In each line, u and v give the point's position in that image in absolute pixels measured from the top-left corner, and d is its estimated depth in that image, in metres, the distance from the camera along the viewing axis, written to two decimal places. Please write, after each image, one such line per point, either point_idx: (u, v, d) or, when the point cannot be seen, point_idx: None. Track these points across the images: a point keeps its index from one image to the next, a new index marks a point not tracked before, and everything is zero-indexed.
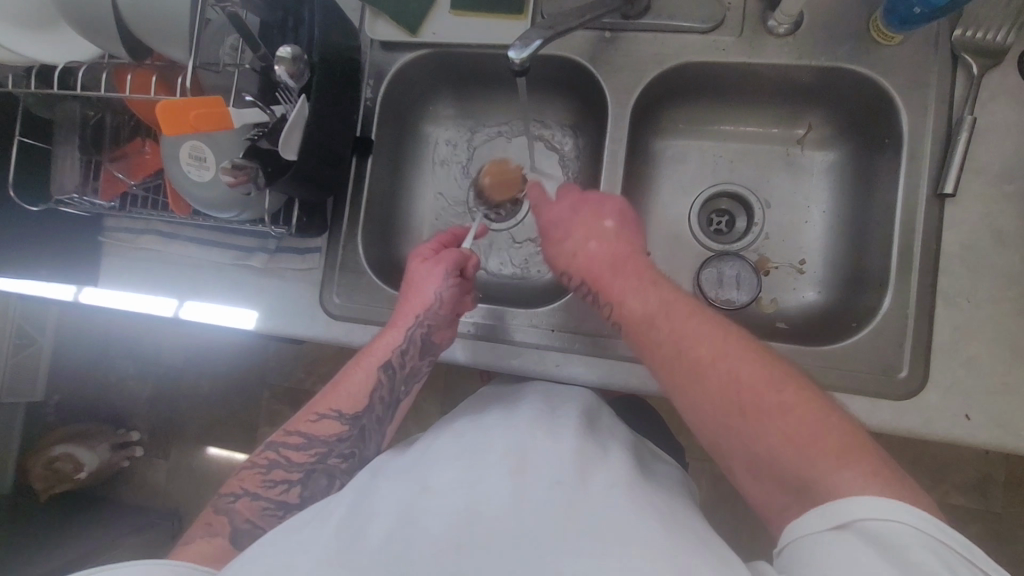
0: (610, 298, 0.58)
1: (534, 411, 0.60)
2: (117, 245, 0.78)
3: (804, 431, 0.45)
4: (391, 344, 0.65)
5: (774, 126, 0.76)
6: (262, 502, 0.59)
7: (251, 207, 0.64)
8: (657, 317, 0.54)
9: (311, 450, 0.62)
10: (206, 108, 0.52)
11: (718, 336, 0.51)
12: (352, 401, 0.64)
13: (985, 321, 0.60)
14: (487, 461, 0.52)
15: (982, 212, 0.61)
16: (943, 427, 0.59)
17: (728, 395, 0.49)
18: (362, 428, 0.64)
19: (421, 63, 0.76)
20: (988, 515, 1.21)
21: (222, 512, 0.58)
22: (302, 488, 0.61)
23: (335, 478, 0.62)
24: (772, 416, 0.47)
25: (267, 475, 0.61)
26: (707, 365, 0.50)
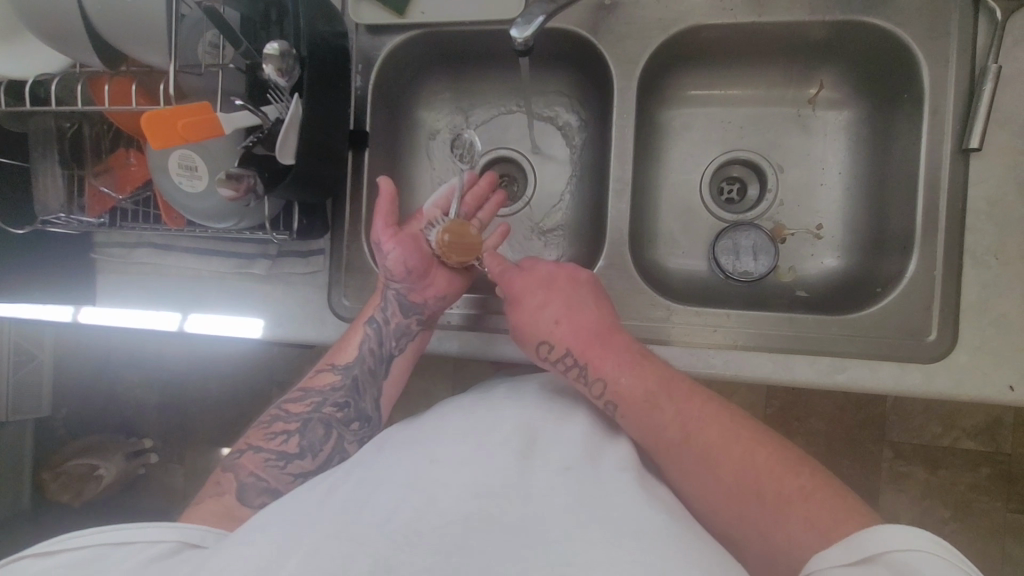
0: (601, 373, 0.57)
1: (543, 394, 0.59)
2: (111, 261, 0.75)
3: (819, 508, 0.47)
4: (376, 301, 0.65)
5: (783, 87, 0.73)
6: (263, 454, 0.60)
7: (248, 215, 0.61)
8: (659, 396, 0.54)
9: (308, 400, 0.63)
10: (194, 115, 0.49)
11: (718, 426, 0.53)
12: (346, 352, 0.65)
13: (1013, 278, 0.59)
14: (497, 440, 0.50)
15: (1009, 164, 0.59)
16: (974, 387, 0.59)
17: (738, 483, 0.50)
18: (353, 377, 0.64)
19: (412, 45, 0.72)
20: (999, 456, 1.23)
21: (229, 469, 0.59)
22: (301, 438, 0.61)
23: (332, 428, 0.62)
24: (779, 503, 0.48)
25: (269, 428, 0.62)
26: (716, 450, 0.51)
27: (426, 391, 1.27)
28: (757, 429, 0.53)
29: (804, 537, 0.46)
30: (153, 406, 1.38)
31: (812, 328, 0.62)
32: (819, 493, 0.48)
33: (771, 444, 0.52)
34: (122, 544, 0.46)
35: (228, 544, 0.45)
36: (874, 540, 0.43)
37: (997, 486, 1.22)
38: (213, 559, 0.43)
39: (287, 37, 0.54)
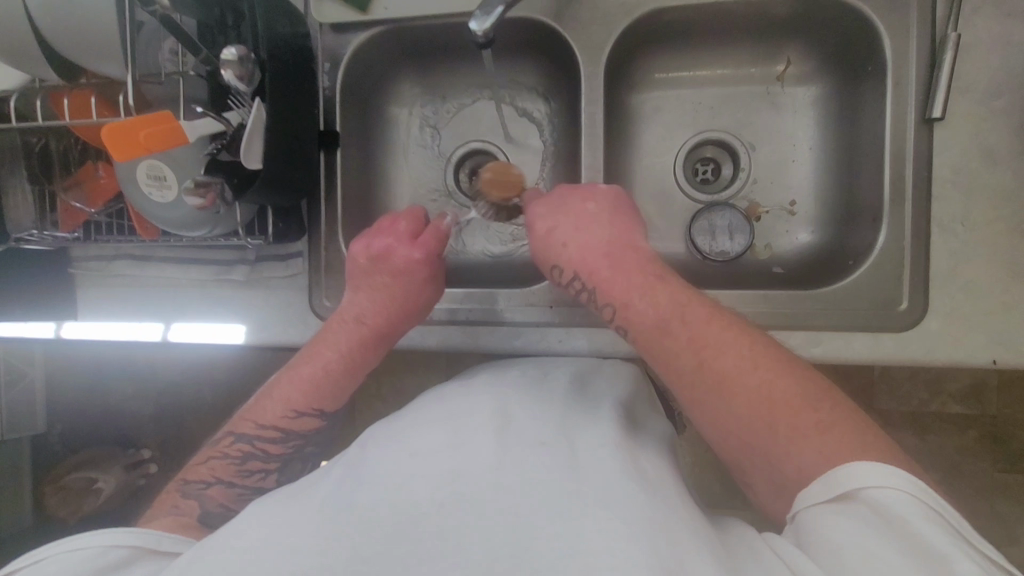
0: (611, 296, 0.56)
1: (523, 379, 0.60)
2: (91, 275, 0.75)
3: (839, 443, 0.45)
4: (365, 343, 0.64)
5: (752, 65, 0.74)
6: (238, 488, 0.62)
7: (222, 223, 0.61)
8: (672, 322, 0.52)
9: (289, 442, 0.64)
10: (154, 125, 0.49)
11: (736, 354, 0.49)
12: (334, 400, 0.64)
13: (981, 244, 0.59)
14: (476, 426, 0.51)
15: (972, 132, 0.60)
16: (947, 352, 0.60)
17: (756, 407, 0.48)
18: (335, 419, 0.66)
19: (379, 41, 0.72)
20: (984, 418, 1.25)
21: (190, 497, 0.60)
22: (281, 475, 0.64)
23: (309, 462, 0.66)
24: (795, 420, 0.46)
25: (243, 465, 0.62)
26: (733, 380, 0.49)
27: (420, 385, 1.28)
28: (783, 359, 0.50)
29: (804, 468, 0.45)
30: (149, 416, 1.38)
31: (787, 304, 0.64)
32: (836, 429, 0.46)
33: (786, 366, 0.49)
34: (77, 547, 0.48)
35: (209, 544, 0.46)
36: (854, 476, 0.43)
37: (985, 447, 1.25)
38: (193, 564, 0.44)
39: (246, 41, 0.53)
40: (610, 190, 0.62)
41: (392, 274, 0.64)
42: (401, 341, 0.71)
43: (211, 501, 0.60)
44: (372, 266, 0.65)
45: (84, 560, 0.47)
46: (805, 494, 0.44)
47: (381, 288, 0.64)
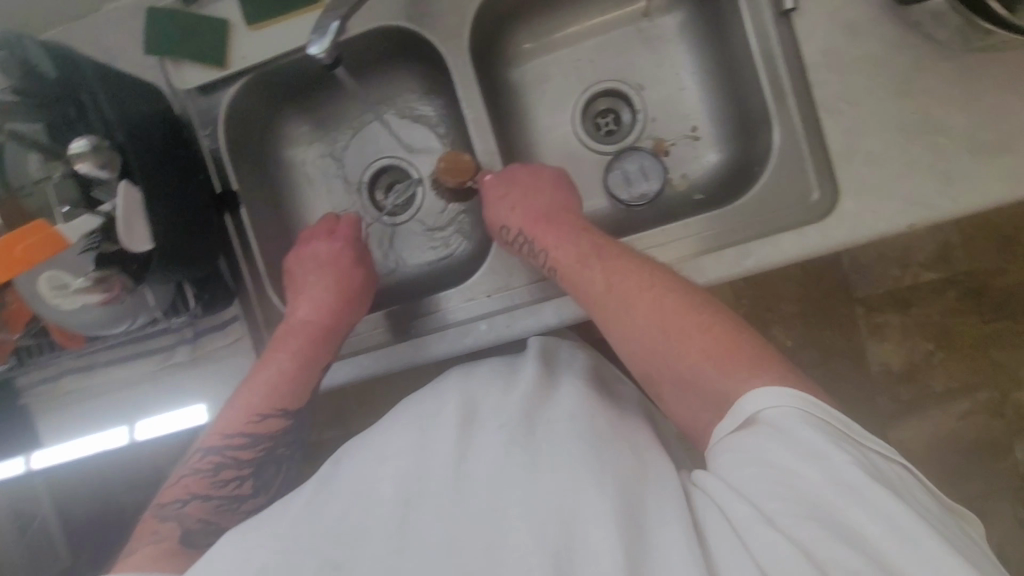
0: (544, 245, 0.64)
1: (486, 372, 0.59)
2: (43, 399, 0.75)
3: (723, 347, 0.51)
4: (317, 335, 0.66)
5: (616, 10, 0.74)
6: (214, 501, 0.61)
7: (139, 312, 0.60)
8: (588, 258, 0.60)
9: (259, 446, 0.63)
10: (31, 237, 0.48)
11: (636, 278, 0.57)
12: (295, 397, 0.65)
13: (868, 114, 0.60)
14: (438, 421, 0.51)
15: (829, 12, 0.61)
16: (873, 227, 0.60)
17: (657, 320, 0.54)
18: (302, 421, 0.66)
19: (250, 91, 0.71)
20: (958, 276, 1.27)
21: (169, 519, 0.58)
22: (255, 480, 0.63)
23: (283, 465, 0.65)
24: (675, 337, 0.53)
25: (216, 476, 0.61)
26: (633, 297, 0.56)
27: None
28: (686, 285, 0.56)
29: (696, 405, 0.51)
30: None
31: (707, 226, 0.65)
32: (716, 328, 0.52)
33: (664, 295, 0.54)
34: None
35: None
36: (750, 403, 0.46)
37: (966, 303, 1.27)
38: None
39: (96, 129, 0.51)
40: (554, 173, 0.70)
41: (327, 272, 0.69)
42: (356, 374, 0.70)
43: (190, 518, 0.59)
44: (303, 266, 0.70)
45: None
46: (719, 429, 0.47)
47: (316, 281, 0.68)
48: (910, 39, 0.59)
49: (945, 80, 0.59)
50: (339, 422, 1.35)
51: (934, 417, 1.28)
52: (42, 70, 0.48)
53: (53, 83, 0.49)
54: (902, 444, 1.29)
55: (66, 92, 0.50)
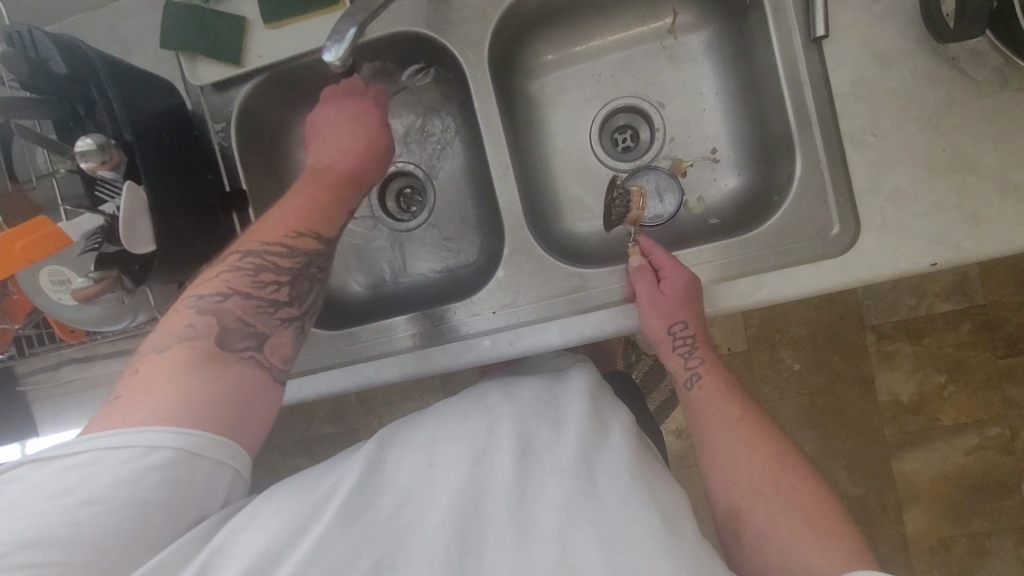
0: (662, 331, 0.62)
1: (534, 391, 0.58)
2: (41, 387, 0.75)
3: (821, 521, 0.49)
4: (348, 181, 0.62)
5: (640, 26, 0.73)
6: (254, 302, 0.53)
7: (140, 310, 0.59)
8: (718, 400, 0.60)
9: (297, 260, 0.56)
10: (30, 234, 0.48)
11: (766, 453, 0.55)
12: (326, 220, 0.59)
13: (896, 149, 0.58)
14: (492, 441, 0.49)
15: (860, 41, 0.59)
16: (891, 265, 0.58)
17: (773, 464, 0.54)
18: (333, 249, 0.60)
19: (264, 90, 0.70)
20: (976, 309, 1.24)
21: (206, 312, 0.50)
22: (293, 291, 0.56)
23: (317, 285, 0.58)
24: (793, 499, 0.51)
25: (256, 277, 0.54)
26: (755, 442, 0.56)
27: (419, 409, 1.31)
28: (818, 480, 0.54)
29: (789, 535, 0.49)
30: None
31: (723, 254, 0.63)
32: (829, 513, 0.50)
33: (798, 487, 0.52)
34: (117, 448, 0.43)
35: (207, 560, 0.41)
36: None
37: (982, 337, 1.24)
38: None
39: (104, 127, 0.51)
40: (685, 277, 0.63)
41: (351, 121, 0.64)
42: (355, 382, 0.69)
43: (228, 319, 0.51)
44: (327, 111, 0.64)
45: (121, 463, 0.42)
46: None
47: (348, 127, 0.63)
48: (943, 74, 0.57)
49: (977, 118, 0.57)
50: (339, 420, 1.34)
51: (941, 451, 1.26)
52: (52, 66, 0.47)
53: (62, 79, 0.49)
54: (907, 475, 1.26)
55: (77, 89, 0.50)
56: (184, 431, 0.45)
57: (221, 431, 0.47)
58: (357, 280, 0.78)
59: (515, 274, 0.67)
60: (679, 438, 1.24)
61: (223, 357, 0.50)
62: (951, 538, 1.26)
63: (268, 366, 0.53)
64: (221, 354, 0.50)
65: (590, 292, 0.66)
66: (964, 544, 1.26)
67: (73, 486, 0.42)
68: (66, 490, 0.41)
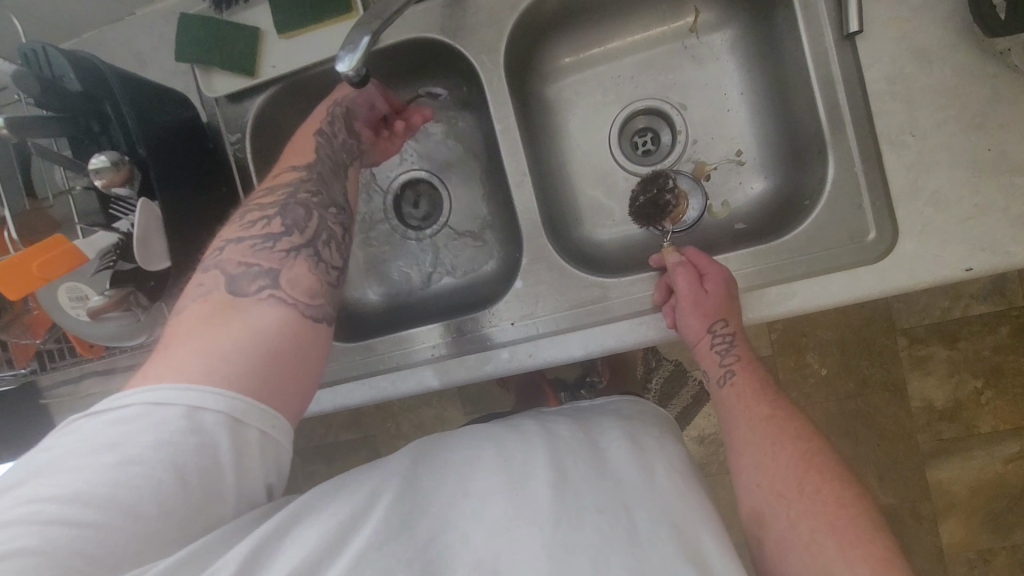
0: (689, 333, 0.59)
1: (572, 425, 0.55)
2: (60, 400, 0.75)
3: (850, 533, 0.45)
4: (320, 115, 0.61)
5: (660, 25, 0.70)
6: (246, 241, 0.50)
7: (157, 325, 0.59)
8: (750, 404, 0.56)
9: (279, 193, 0.54)
10: (49, 252, 0.47)
11: (795, 457, 0.51)
12: (303, 152, 0.58)
13: (937, 150, 0.55)
14: (528, 471, 0.47)
15: (896, 37, 0.56)
16: (931, 272, 0.55)
17: (801, 470, 0.50)
18: (321, 176, 0.57)
19: (279, 101, 0.69)
20: (1016, 312, 1.18)
21: (211, 268, 0.48)
22: (282, 219, 0.52)
23: (313, 209, 0.54)
24: (814, 503, 0.48)
25: (243, 220, 0.52)
26: (785, 446, 0.52)
27: (437, 417, 1.30)
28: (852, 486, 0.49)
29: (810, 542, 0.46)
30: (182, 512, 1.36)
31: (751, 263, 0.61)
32: (859, 526, 0.46)
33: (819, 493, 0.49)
34: (157, 406, 0.41)
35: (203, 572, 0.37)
36: None
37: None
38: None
39: (118, 145, 0.50)
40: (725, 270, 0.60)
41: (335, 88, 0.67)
42: (371, 395, 0.68)
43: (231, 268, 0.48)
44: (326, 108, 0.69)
45: (158, 425, 0.40)
46: None
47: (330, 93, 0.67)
48: (987, 69, 0.54)
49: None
50: (356, 426, 1.34)
51: (980, 460, 1.20)
52: (66, 83, 0.47)
53: (75, 97, 0.48)
54: (941, 484, 1.21)
55: (91, 105, 0.49)
56: (231, 394, 0.42)
57: (261, 400, 0.43)
58: (373, 289, 0.77)
59: (533, 283, 0.66)
60: (703, 447, 1.20)
61: (239, 302, 0.46)
62: (990, 551, 1.20)
63: (294, 303, 0.48)
64: (239, 302, 0.47)
65: (612, 303, 0.64)
66: (1003, 557, 1.20)
67: (117, 442, 0.39)
68: (110, 444, 0.39)
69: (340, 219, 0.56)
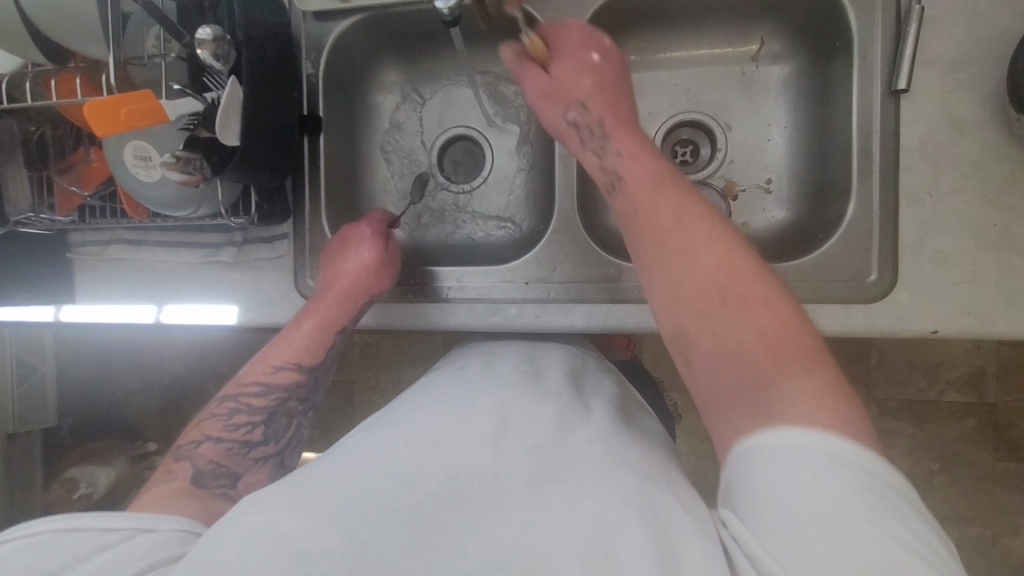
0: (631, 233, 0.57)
1: (511, 367, 0.61)
2: (86, 259, 0.77)
3: (771, 353, 0.45)
4: (342, 303, 0.69)
5: (726, 46, 0.75)
6: (226, 443, 0.62)
7: (206, 201, 0.63)
8: (670, 218, 0.53)
9: (270, 396, 0.65)
10: (137, 102, 0.51)
11: (719, 266, 0.49)
12: (305, 354, 0.67)
13: (948, 214, 0.60)
14: (465, 419, 0.52)
15: (937, 103, 0.60)
16: (915, 323, 0.60)
17: (720, 298, 0.48)
18: (315, 379, 0.69)
19: (360, 27, 0.73)
20: (983, 407, 1.23)
21: (184, 458, 0.60)
22: (266, 427, 0.65)
23: (295, 418, 0.67)
24: (740, 351, 0.46)
25: (228, 421, 0.63)
26: (700, 273, 0.49)
27: (418, 376, 1.34)
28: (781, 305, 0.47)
29: (796, 397, 0.43)
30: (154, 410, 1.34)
31: None
32: (788, 356, 0.45)
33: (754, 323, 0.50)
34: (67, 531, 0.45)
35: None
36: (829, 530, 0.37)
37: (984, 436, 1.23)
38: None
39: (222, 23, 0.56)
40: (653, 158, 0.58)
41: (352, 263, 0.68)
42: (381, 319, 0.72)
43: (202, 461, 0.60)
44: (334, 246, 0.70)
45: (66, 548, 0.44)
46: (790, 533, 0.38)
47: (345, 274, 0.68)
48: (1012, 151, 0.59)
49: None
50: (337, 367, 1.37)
51: None
52: None
53: None
54: None
55: None
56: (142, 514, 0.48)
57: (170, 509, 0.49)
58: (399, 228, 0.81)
59: (555, 253, 0.70)
60: None
61: (201, 494, 0.57)
62: None
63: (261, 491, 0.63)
64: (196, 488, 0.58)
65: (625, 285, 0.68)
66: None
67: (24, 565, 0.43)
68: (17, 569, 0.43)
69: (313, 418, 0.70)
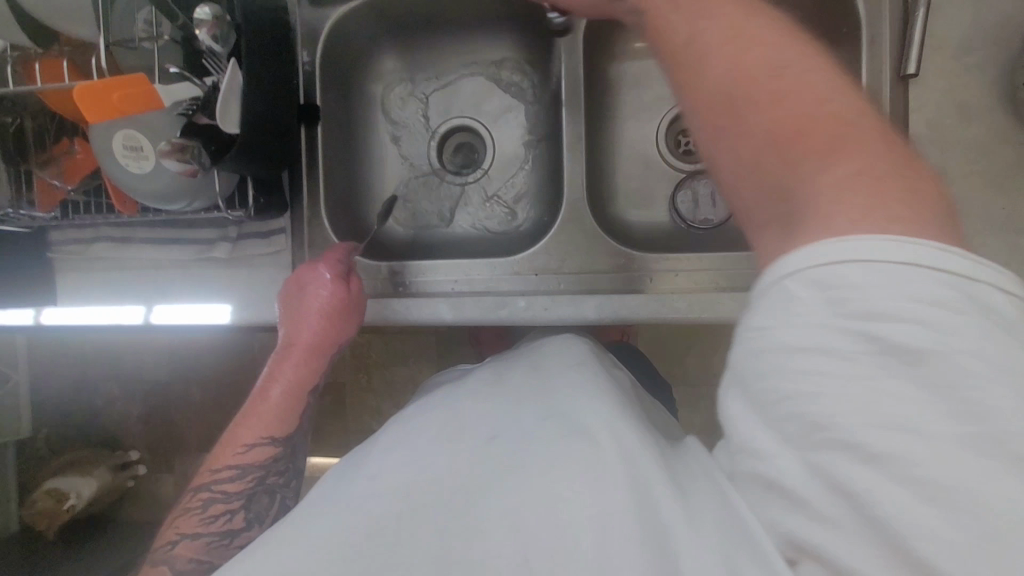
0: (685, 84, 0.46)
1: (517, 367, 0.58)
2: (68, 257, 0.73)
3: (864, 169, 0.36)
4: (309, 352, 0.67)
5: None
6: (204, 539, 0.59)
7: (201, 194, 0.60)
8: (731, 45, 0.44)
9: (246, 477, 0.62)
10: (129, 87, 0.48)
11: (800, 77, 0.40)
12: (279, 424, 0.65)
13: (957, 198, 0.60)
14: (458, 429, 0.48)
15: (944, 88, 0.61)
16: None
17: (781, 120, 0.39)
18: (292, 445, 0.66)
19: (358, 14, 0.71)
20: None
21: (161, 562, 0.58)
22: (247, 512, 0.62)
23: (277, 494, 0.64)
24: (834, 153, 0.37)
25: (204, 513, 0.60)
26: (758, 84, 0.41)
27: (412, 376, 1.31)
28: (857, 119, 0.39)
29: (829, 196, 0.36)
30: (136, 416, 1.29)
31: None
32: (865, 169, 0.36)
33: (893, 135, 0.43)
34: None
35: None
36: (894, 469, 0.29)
37: None
38: None
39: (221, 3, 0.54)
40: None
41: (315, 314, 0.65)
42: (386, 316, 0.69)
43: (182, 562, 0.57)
44: (293, 296, 0.66)
45: None
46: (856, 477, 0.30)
47: (311, 320, 0.66)
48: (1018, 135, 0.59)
49: None
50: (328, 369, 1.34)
51: None
52: None
53: None
54: None
55: None
56: None
57: None
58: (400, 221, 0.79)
59: (563, 244, 0.69)
60: None
61: None
62: None
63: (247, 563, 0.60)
64: None
65: (637, 275, 0.67)
66: None
67: None
68: None
69: (296, 487, 0.66)
